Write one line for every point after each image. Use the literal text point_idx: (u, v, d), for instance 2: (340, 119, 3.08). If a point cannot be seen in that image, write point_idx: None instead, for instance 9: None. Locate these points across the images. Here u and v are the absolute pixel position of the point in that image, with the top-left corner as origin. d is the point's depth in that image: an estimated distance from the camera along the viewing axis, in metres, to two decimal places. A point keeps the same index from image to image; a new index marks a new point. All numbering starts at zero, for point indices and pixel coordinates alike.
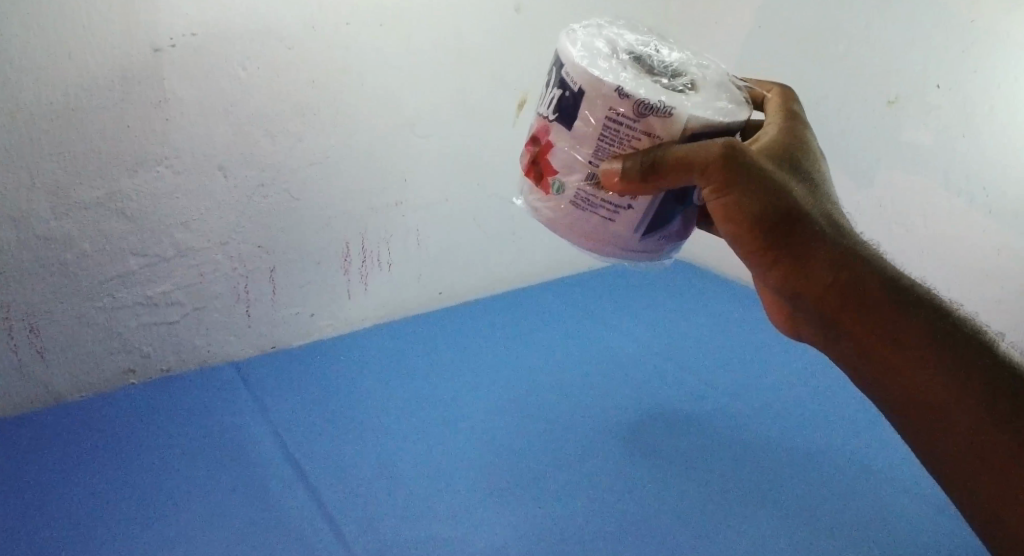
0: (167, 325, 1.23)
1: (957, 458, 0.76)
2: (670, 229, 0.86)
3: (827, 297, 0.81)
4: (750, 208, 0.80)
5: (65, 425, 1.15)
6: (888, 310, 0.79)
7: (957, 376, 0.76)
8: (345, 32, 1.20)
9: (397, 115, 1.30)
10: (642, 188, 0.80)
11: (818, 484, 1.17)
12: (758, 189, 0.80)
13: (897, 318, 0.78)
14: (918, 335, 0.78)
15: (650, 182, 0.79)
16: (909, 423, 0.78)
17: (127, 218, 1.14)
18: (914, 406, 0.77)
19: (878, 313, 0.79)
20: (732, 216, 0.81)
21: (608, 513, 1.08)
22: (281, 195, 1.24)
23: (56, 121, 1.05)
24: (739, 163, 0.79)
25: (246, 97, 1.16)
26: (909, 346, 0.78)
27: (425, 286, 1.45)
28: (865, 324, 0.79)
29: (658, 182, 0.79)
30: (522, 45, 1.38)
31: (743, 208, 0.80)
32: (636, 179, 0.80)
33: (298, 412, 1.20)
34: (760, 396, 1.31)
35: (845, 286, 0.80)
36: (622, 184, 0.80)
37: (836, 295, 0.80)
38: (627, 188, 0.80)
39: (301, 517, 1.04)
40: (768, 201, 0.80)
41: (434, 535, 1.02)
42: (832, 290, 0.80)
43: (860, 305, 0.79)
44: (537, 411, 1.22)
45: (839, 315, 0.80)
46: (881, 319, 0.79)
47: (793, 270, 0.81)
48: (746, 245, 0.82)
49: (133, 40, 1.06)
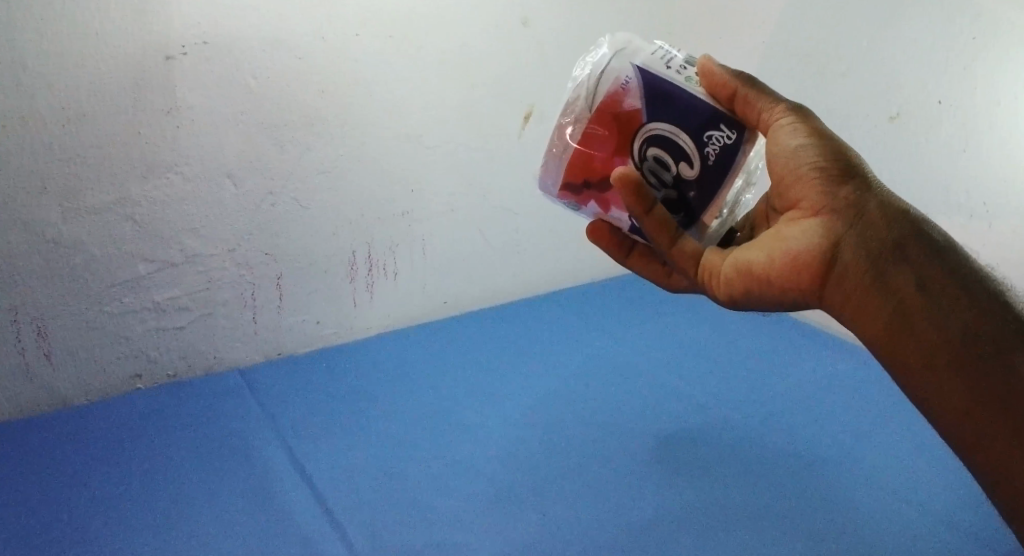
0: (174, 330, 1.24)
1: (984, 434, 0.72)
2: (640, 80, 0.79)
3: (889, 224, 0.78)
4: (825, 145, 0.82)
5: (70, 427, 1.17)
6: (941, 243, 0.78)
7: (990, 331, 0.74)
8: (354, 44, 1.22)
9: (405, 126, 1.31)
10: (732, 83, 0.81)
11: (838, 483, 1.15)
12: (828, 137, 0.83)
13: (950, 253, 0.78)
14: (964, 272, 0.77)
15: (747, 84, 0.81)
16: (935, 360, 0.74)
17: (137, 224, 1.16)
18: (946, 337, 0.74)
19: (932, 246, 0.78)
20: (811, 146, 0.82)
21: (617, 515, 1.07)
22: (289, 204, 1.26)
23: (68, 128, 1.09)
24: (814, 117, 0.84)
25: (257, 106, 1.19)
26: (956, 275, 0.77)
27: (429, 295, 1.45)
28: (920, 258, 0.77)
29: (752, 89, 0.81)
30: (528, 59, 1.38)
31: (819, 144, 0.82)
32: (733, 76, 0.81)
33: (302, 418, 1.21)
34: (775, 399, 1.30)
35: (905, 221, 0.79)
36: (715, 69, 0.81)
37: (899, 223, 0.79)
38: (719, 82, 0.81)
39: (308, 525, 1.04)
40: (840, 145, 0.82)
41: (442, 539, 1.03)
42: (892, 221, 0.79)
43: (920, 235, 0.78)
44: (545, 421, 1.22)
45: (896, 240, 0.78)
46: (935, 249, 0.78)
47: (858, 201, 0.79)
48: (812, 175, 0.81)
49: (145, 47, 1.10)
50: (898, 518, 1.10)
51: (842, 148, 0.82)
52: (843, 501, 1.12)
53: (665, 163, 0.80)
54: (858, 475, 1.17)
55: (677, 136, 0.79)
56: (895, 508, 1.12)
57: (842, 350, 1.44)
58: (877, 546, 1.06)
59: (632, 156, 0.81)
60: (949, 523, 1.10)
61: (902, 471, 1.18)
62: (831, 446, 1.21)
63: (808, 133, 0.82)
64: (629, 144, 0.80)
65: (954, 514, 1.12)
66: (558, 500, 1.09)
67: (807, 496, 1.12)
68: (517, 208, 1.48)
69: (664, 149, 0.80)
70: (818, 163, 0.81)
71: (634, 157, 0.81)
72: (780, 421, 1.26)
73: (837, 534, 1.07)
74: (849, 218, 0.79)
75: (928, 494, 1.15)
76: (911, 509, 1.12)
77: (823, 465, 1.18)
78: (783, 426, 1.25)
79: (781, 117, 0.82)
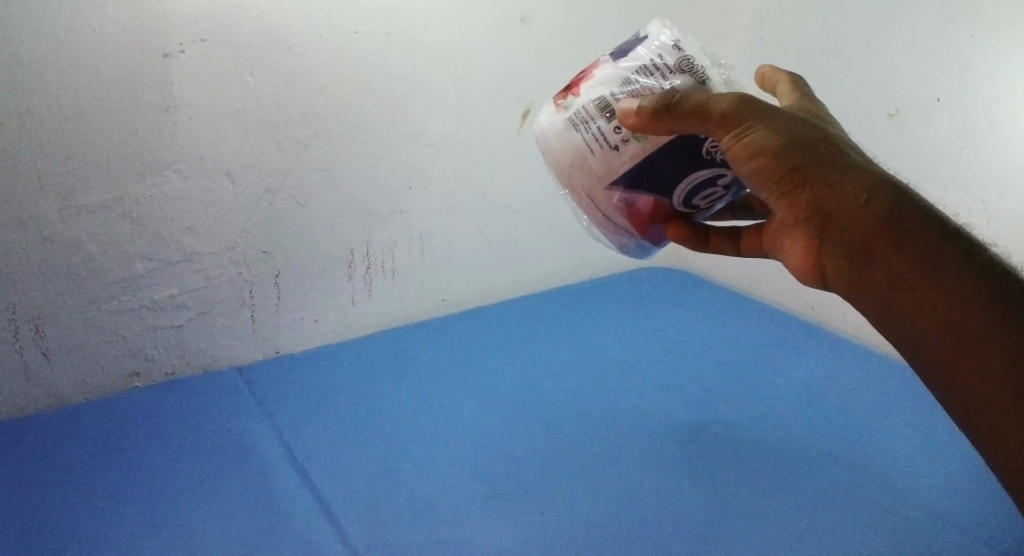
0: (173, 329, 1.24)
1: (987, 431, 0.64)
2: (623, 188, 0.77)
3: (854, 228, 0.69)
4: (774, 146, 0.71)
5: (67, 424, 1.16)
6: (913, 234, 0.67)
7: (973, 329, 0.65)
8: (352, 42, 1.24)
9: (403, 125, 1.32)
10: (655, 128, 0.73)
11: (844, 475, 1.13)
12: (778, 128, 0.71)
13: (926, 245, 0.67)
14: (942, 264, 0.66)
15: (668, 122, 0.73)
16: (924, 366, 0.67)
17: (135, 222, 1.16)
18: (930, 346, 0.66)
19: (903, 238, 0.67)
20: (757, 154, 0.71)
21: (619, 510, 1.06)
22: (287, 202, 1.26)
23: (66, 125, 1.09)
24: (757, 105, 0.72)
25: (254, 103, 1.20)
26: (932, 272, 0.66)
27: (428, 294, 1.45)
28: (892, 262, 0.67)
29: (677, 122, 0.72)
30: (522, 56, 1.40)
31: (766, 148, 0.71)
32: (655, 116, 0.73)
33: (301, 416, 1.21)
34: (776, 395, 1.30)
35: (871, 216, 0.68)
36: (639, 121, 0.74)
37: (863, 224, 0.68)
38: (646, 128, 0.74)
39: (307, 523, 1.03)
40: (792, 135, 0.71)
41: (441, 536, 1.02)
42: (857, 221, 0.68)
43: (888, 226, 0.68)
44: (544, 419, 1.22)
45: (867, 247, 0.68)
46: (906, 244, 0.67)
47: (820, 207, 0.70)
48: (768, 187, 0.72)
49: (143, 46, 1.11)
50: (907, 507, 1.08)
51: (792, 138, 0.71)
52: (852, 492, 1.10)
53: (713, 193, 0.78)
54: (866, 467, 1.15)
55: (693, 179, 0.77)
56: (902, 496, 1.10)
57: (844, 347, 1.43)
58: (886, 533, 1.04)
59: (686, 211, 0.80)
60: (962, 508, 1.08)
61: (910, 461, 1.16)
62: (834, 440, 1.20)
63: (748, 139, 0.71)
64: (673, 214, 0.80)
65: (967, 499, 1.09)
66: (558, 496, 1.08)
67: (812, 489, 1.11)
68: (516, 206, 1.49)
69: (697, 189, 0.78)
70: (770, 172, 0.71)
71: (688, 211, 0.80)
72: (781, 415, 1.25)
73: (847, 523, 1.05)
74: (817, 232, 0.71)
75: (938, 482, 1.12)
76: (921, 497, 1.10)
77: (827, 459, 1.16)
78: (783, 421, 1.24)
79: (719, 133, 0.72)
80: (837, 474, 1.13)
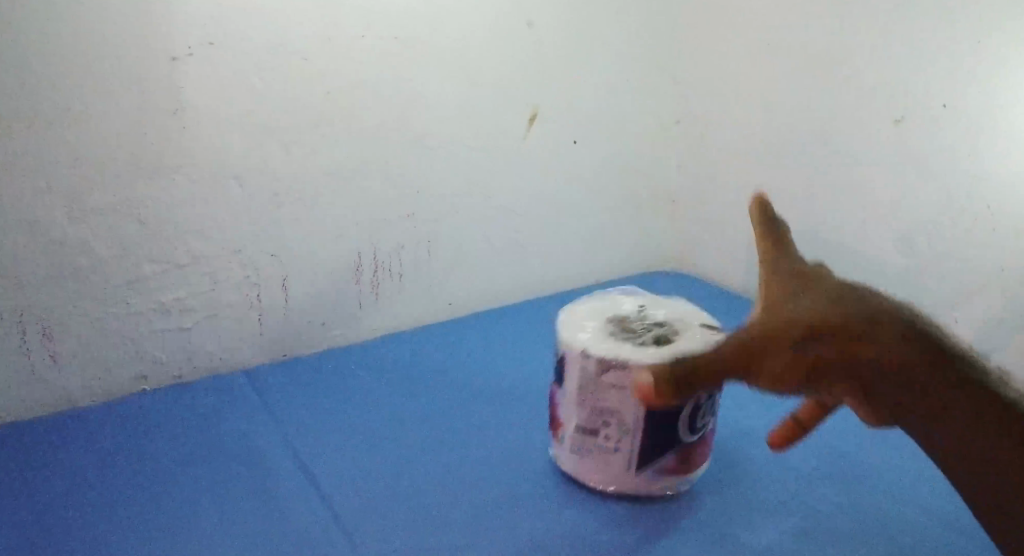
0: (180, 332, 1.24)
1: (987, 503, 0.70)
2: None
3: (840, 366, 0.70)
4: (772, 347, 0.69)
5: (74, 427, 1.17)
6: (887, 353, 0.70)
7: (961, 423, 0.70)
8: (358, 46, 1.24)
9: (409, 128, 1.32)
10: (666, 388, 0.70)
11: (851, 480, 1.13)
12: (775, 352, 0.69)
13: (897, 355, 0.70)
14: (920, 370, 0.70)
15: (679, 384, 0.69)
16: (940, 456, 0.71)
17: (142, 225, 1.17)
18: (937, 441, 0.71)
19: (884, 349, 0.70)
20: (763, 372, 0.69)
21: (626, 516, 1.06)
22: (294, 205, 1.26)
23: (73, 129, 1.09)
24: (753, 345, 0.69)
25: (261, 106, 1.20)
26: (913, 377, 0.70)
27: (435, 298, 1.45)
28: (879, 381, 0.70)
29: (688, 387, 0.69)
30: (528, 60, 1.41)
31: (759, 358, 0.69)
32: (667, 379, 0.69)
33: (308, 420, 1.20)
34: (783, 401, 1.30)
35: (845, 341, 0.70)
36: None
37: (844, 354, 0.70)
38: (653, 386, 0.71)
39: (314, 526, 1.03)
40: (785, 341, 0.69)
41: (445, 542, 1.01)
42: (838, 355, 0.70)
43: (862, 345, 0.70)
44: (551, 422, 1.22)
45: (858, 371, 0.70)
46: (884, 356, 0.70)
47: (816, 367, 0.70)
48: (780, 388, 0.70)
49: (150, 49, 1.11)
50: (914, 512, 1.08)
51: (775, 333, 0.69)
52: (858, 498, 1.10)
53: None
54: (874, 472, 1.15)
55: None
56: (910, 502, 1.09)
57: None
58: (895, 540, 1.03)
59: None
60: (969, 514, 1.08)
61: (918, 466, 1.16)
62: (841, 446, 1.20)
63: (748, 359, 0.69)
64: None
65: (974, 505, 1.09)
66: (564, 500, 1.08)
67: (822, 494, 1.10)
68: (522, 210, 1.49)
69: None
70: (775, 378, 0.70)
71: None
72: (789, 421, 1.25)
73: (855, 529, 1.05)
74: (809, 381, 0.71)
75: (945, 488, 1.12)
76: (929, 503, 1.10)
77: (835, 464, 1.16)
78: None
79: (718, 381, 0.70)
80: (844, 479, 1.13)
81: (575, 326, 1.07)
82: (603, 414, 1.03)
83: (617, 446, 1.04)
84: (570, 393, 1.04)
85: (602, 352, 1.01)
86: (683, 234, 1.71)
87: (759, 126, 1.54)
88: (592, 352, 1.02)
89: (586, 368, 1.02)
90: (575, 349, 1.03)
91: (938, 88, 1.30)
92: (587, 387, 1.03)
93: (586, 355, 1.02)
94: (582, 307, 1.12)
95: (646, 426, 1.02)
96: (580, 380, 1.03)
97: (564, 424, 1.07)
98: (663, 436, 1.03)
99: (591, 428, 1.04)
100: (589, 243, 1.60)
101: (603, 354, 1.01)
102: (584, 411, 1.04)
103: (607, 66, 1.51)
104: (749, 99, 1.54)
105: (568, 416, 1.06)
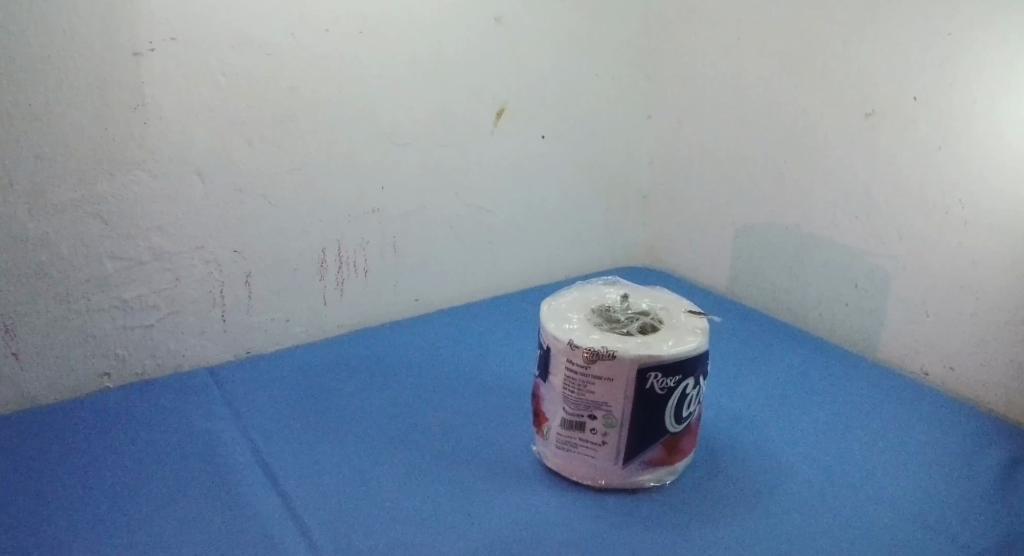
0: (143, 328, 1.23)
1: None
2: None
3: None
4: None
5: (36, 424, 1.16)
6: None
7: None
8: (324, 42, 1.24)
9: (375, 125, 1.32)
10: None
11: (816, 475, 1.12)
12: None
13: None
14: None
15: None
16: None
17: (104, 222, 1.16)
18: None
19: None
20: None
21: (587, 511, 1.05)
22: (258, 202, 1.26)
23: (35, 125, 1.09)
24: None
25: (225, 103, 1.19)
26: None
27: (402, 294, 1.44)
28: None
29: None
30: (498, 56, 1.40)
31: None
32: None
33: (269, 418, 1.19)
34: (751, 396, 1.29)
35: None
36: None
37: None
38: None
39: (271, 523, 1.02)
40: None
41: (404, 539, 1.00)
42: None
43: None
44: (515, 418, 1.21)
45: None
46: None
47: None
48: None
49: (112, 45, 1.10)
50: (880, 507, 1.07)
51: None
52: (822, 494, 1.09)
53: None
54: (840, 467, 1.14)
55: None
56: (876, 497, 1.09)
57: (819, 346, 1.42)
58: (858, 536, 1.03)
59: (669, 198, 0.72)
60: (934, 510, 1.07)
61: (884, 460, 1.15)
62: (809, 440, 1.19)
63: None
64: None
65: (939, 500, 1.09)
66: (526, 495, 1.07)
67: (786, 490, 1.10)
68: (491, 207, 1.48)
69: None
70: None
71: None
72: (755, 416, 1.24)
73: (817, 526, 1.04)
74: None
75: (910, 483, 1.11)
76: (895, 498, 1.09)
77: (801, 459, 1.15)
78: (756, 422, 1.23)
79: None
80: (809, 475, 1.12)
81: (558, 318, 1.07)
82: (589, 407, 1.02)
83: (603, 438, 1.03)
84: (558, 385, 1.04)
85: (590, 344, 1.01)
86: (656, 231, 1.71)
87: (729, 122, 1.53)
88: (579, 344, 1.01)
89: (575, 360, 1.02)
90: (562, 342, 1.03)
91: (907, 82, 1.29)
92: (575, 379, 1.02)
93: (575, 348, 1.01)
94: (565, 299, 1.12)
95: (633, 417, 1.02)
96: (568, 371, 1.03)
97: (549, 418, 1.06)
98: (648, 427, 1.03)
99: (577, 421, 1.04)
100: (560, 239, 1.60)
101: (591, 345, 1.01)
102: (570, 404, 1.03)
103: (576, 62, 1.50)
104: (719, 95, 1.54)
105: (554, 408, 1.05)
